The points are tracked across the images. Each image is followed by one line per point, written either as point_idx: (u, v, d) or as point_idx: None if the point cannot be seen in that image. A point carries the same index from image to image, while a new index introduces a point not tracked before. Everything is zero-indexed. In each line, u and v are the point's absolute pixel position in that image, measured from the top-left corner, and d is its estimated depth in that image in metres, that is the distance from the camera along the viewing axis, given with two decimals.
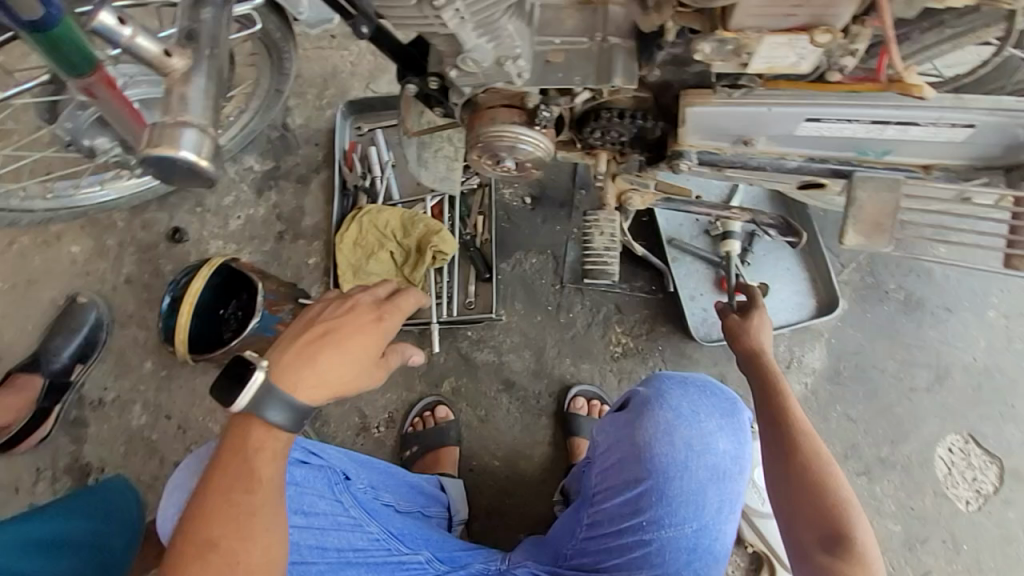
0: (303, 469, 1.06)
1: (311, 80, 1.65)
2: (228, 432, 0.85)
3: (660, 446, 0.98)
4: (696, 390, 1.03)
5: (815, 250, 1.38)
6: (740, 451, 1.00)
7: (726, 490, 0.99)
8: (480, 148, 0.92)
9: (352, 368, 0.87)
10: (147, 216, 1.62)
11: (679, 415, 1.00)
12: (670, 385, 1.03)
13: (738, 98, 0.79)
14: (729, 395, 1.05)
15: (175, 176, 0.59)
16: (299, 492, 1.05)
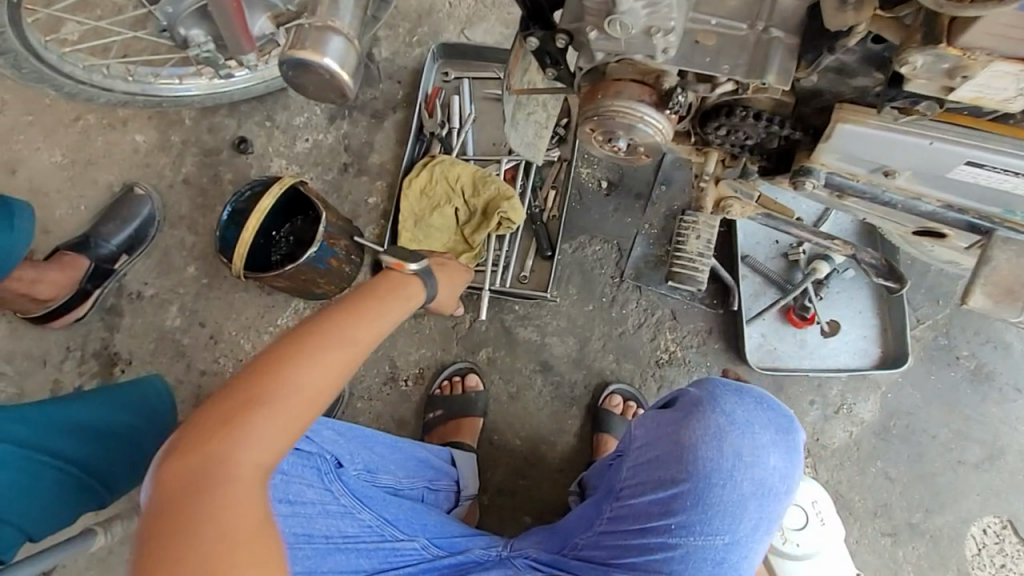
0: (293, 455, 0.99)
1: (406, 13, 1.58)
2: (377, 278, 0.89)
3: (707, 449, 0.93)
4: (753, 401, 0.97)
5: (892, 298, 1.31)
6: (789, 471, 0.95)
7: (766, 508, 0.94)
8: (596, 122, 0.84)
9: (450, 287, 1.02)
10: (216, 119, 1.58)
11: (732, 422, 0.94)
12: (726, 391, 0.98)
13: (899, 124, 0.72)
14: (785, 411, 0.99)
15: (310, 81, 0.61)
16: (285, 481, 0.97)
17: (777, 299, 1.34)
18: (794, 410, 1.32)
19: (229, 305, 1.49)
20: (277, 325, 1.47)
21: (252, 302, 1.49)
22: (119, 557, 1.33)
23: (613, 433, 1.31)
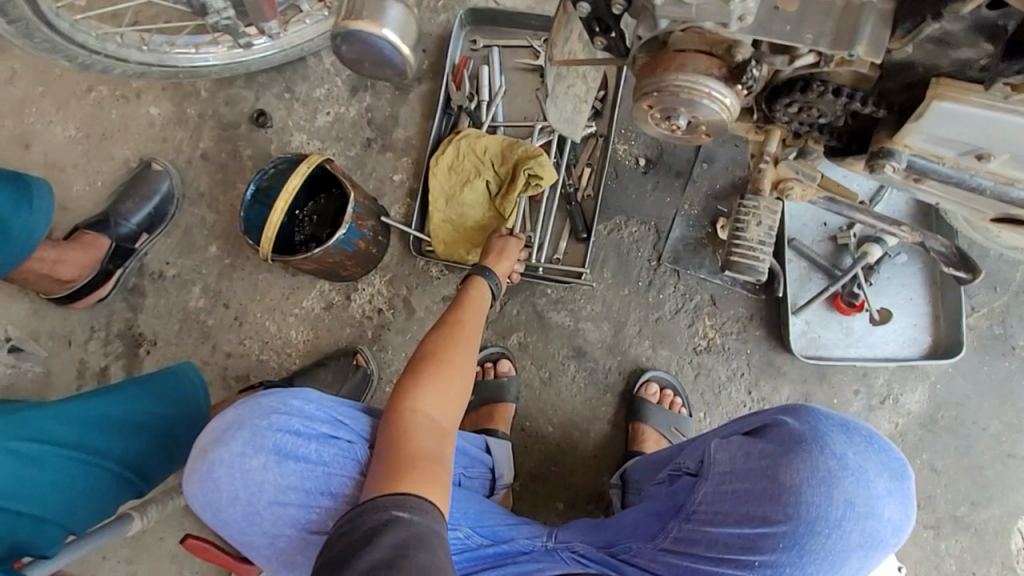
0: (335, 446, 0.93)
1: None
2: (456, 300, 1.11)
3: (812, 494, 0.86)
4: (864, 441, 0.90)
5: (946, 283, 1.25)
6: (901, 523, 0.88)
7: (869, 559, 0.88)
8: (657, 99, 0.77)
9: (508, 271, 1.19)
10: (233, 92, 1.51)
11: (841, 467, 0.87)
12: (834, 428, 0.90)
13: (1006, 102, 0.66)
14: (898, 454, 0.91)
15: (363, 47, 0.82)
16: (329, 474, 0.91)
17: (824, 285, 1.28)
18: (837, 399, 1.28)
19: (253, 286, 1.46)
20: (302, 306, 1.44)
21: (276, 283, 1.45)
22: (153, 536, 1.33)
23: (649, 422, 1.26)
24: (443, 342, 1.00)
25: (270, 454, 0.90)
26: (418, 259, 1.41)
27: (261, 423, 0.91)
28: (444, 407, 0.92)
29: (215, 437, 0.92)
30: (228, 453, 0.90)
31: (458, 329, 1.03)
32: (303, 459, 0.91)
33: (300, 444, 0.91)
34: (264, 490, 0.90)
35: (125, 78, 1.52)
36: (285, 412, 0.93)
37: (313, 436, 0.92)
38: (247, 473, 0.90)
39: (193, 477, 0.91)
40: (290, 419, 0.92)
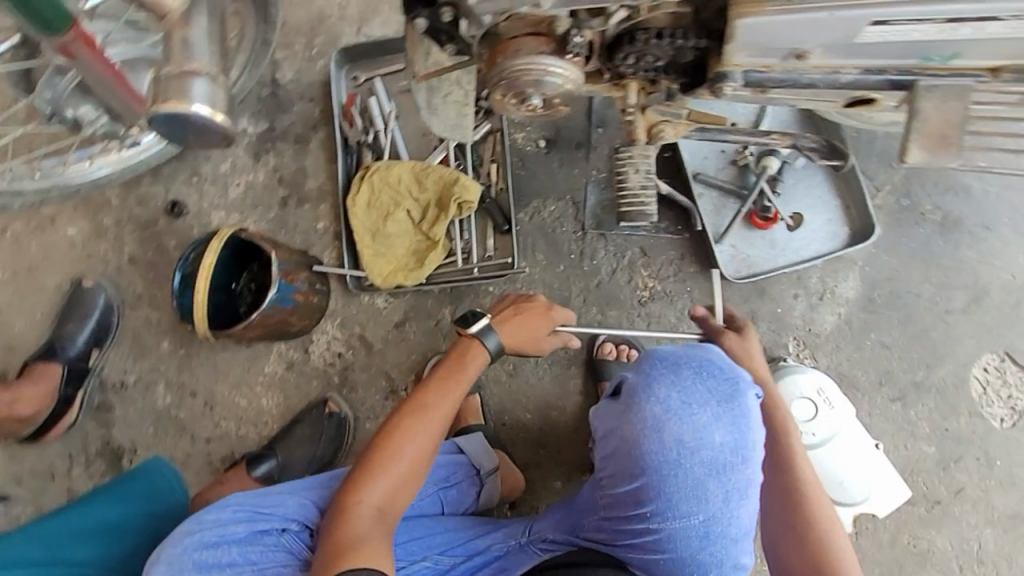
0: (257, 544, 0.98)
1: (298, 28, 1.52)
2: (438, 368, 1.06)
3: (649, 443, 0.92)
4: (691, 375, 0.95)
5: (849, 173, 1.31)
6: (741, 439, 0.94)
7: (732, 481, 0.94)
8: (505, 86, 0.83)
9: (526, 330, 1.13)
10: (142, 191, 1.54)
11: (669, 409, 0.93)
12: (661, 371, 0.95)
13: (795, 3, 0.70)
14: (727, 375, 0.97)
15: (186, 138, 0.55)
16: (258, 571, 0.96)
17: (738, 207, 1.35)
18: (781, 308, 1.34)
19: (214, 367, 1.48)
20: (265, 373, 1.46)
21: (235, 358, 1.47)
22: None
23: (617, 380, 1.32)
24: (404, 421, 0.99)
25: (193, 573, 0.96)
26: (362, 296, 1.45)
27: (177, 550, 0.98)
28: (389, 488, 0.95)
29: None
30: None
31: (421, 408, 1.01)
32: (230, 565, 0.97)
33: (220, 555, 0.97)
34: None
35: (35, 208, 1.53)
36: (201, 528, 1.00)
37: (231, 541, 0.98)
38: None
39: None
40: (205, 533, 0.99)
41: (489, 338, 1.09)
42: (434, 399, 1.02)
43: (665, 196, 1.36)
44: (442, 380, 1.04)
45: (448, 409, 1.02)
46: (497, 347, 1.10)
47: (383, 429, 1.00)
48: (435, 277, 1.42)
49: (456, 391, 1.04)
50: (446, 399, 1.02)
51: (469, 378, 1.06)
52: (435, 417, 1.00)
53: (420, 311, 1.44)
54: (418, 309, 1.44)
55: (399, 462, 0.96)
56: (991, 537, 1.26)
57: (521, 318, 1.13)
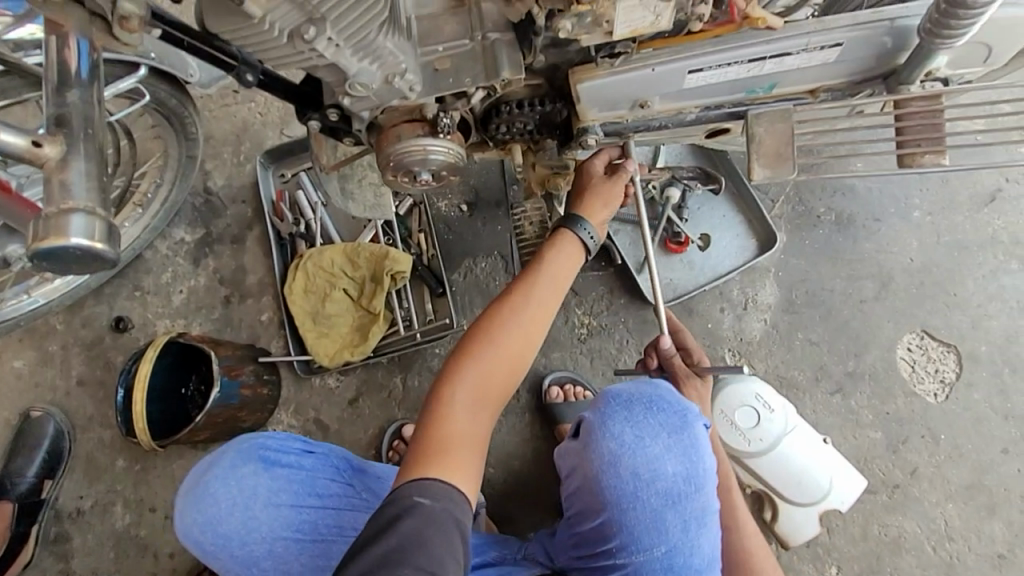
0: (315, 456, 1.02)
1: (224, 139, 1.63)
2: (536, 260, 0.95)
3: (607, 478, 0.92)
4: (642, 408, 0.95)
5: (743, 191, 1.41)
6: (694, 467, 0.93)
7: (690, 512, 0.92)
8: (393, 167, 0.92)
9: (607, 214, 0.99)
10: (86, 312, 1.56)
11: (623, 445, 0.92)
12: (614, 408, 0.95)
13: (620, 66, 0.81)
14: (678, 407, 0.96)
15: (72, 265, 0.57)
16: (312, 479, 1.00)
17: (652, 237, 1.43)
18: (710, 322, 1.40)
19: (172, 477, 1.46)
20: None
21: (192, 464, 1.46)
22: None
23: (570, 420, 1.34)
24: (498, 319, 0.90)
25: (258, 462, 0.97)
26: (312, 379, 1.47)
27: (248, 440, 0.99)
28: (485, 389, 0.88)
29: (194, 476, 0.99)
30: (221, 468, 0.97)
31: (516, 304, 0.91)
32: (288, 464, 0.99)
33: (285, 454, 1.00)
34: (258, 493, 0.96)
35: None
36: (267, 433, 1.01)
37: (292, 450, 1.01)
38: (241, 479, 0.96)
39: (190, 500, 0.96)
40: (270, 437, 1.00)
41: (585, 231, 0.96)
42: (535, 290, 0.92)
43: None
44: (543, 271, 0.93)
45: (548, 305, 0.93)
46: (594, 241, 0.97)
47: (477, 327, 0.91)
48: (381, 349, 1.45)
49: (557, 283, 0.94)
50: (544, 298, 0.93)
51: (569, 271, 0.95)
52: (533, 311, 0.92)
53: (370, 384, 1.46)
54: (369, 383, 1.46)
55: (495, 355, 0.89)
56: (955, 512, 1.27)
57: (600, 186, 0.98)
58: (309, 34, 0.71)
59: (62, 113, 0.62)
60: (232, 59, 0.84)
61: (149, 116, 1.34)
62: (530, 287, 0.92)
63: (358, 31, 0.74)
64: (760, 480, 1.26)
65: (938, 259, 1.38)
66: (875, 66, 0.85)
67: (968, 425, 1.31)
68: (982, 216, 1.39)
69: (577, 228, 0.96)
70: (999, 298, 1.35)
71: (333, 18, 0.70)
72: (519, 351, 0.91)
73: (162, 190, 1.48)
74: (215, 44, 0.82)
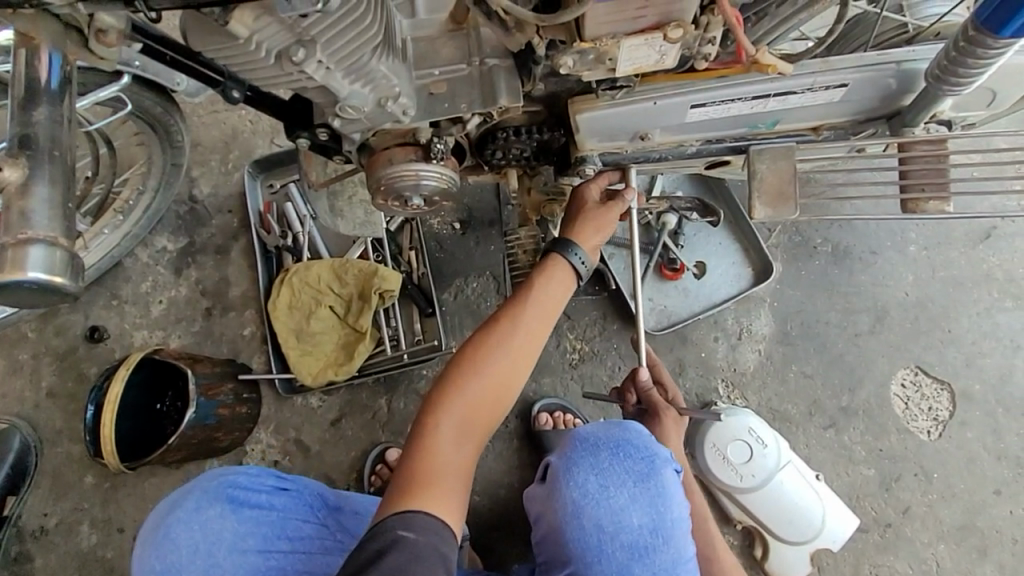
0: (288, 494, 0.98)
1: (212, 146, 1.58)
2: (530, 279, 0.90)
3: (570, 529, 0.91)
4: (610, 454, 0.94)
5: (740, 220, 1.39)
6: (660, 518, 0.91)
7: (658, 566, 0.90)
8: (384, 192, 0.89)
9: (598, 235, 0.93)
10: (60, 320, 1.51)
11: (586, 494, 0.91)
12: (580, 454, 0.94)
13: (621, 98, 0.78)
14: (645, 453, 0.95)
15: (29, 299, 0.53)
16: (282, 519, 0.95)
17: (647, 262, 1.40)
18: (704, 352, 1.38)
19: (143, 496, 1.40)
20: None
21: (165, 483, 1.40)
22: None
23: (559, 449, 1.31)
24: (488, 342, 0.85)
25: (224, 502, 0.93)
26: (294, 398, 1.42)
27: (215, 479, 0.95)
28: (474, 417, 0.83)
29: (161, 512, 0.95)
30: (185, 510, 0.92)
31: (508, 327, 0.86)
32: (258, 505, 0.95)
33: (255, 494, 0.95)
34: (223, 538, 0.91)
35: None
36: (235, 472, 0.97)
37: (261, 491, 0.96)
38: (206, 523, 0.91)
39: (151, 543, 0.91)
40: (238, 476, 0.96)
41: (576, 255, 0.91)
42: (526, 313, 0.87)
43: None
44: (537, 294, 0.88)
45: (539, 329, 0.88)
46: (585, 265, 0.92)
47: (467, 349, 0.86)
48: (367, 369, 1.41)
49: (552, 304, 0.89)
50: (537, 320, 0.88)
51: (561, 295, 0.90)
52: (524, 335, 0.87)
53: (354, 405, 1.42)
54: (353, 404, 1.42)
55: (485, 381, 0.84)
56: (947, 553, 1.26)
57: (594, 215, 0.92)
58: (298, 56, 0.67)
59: (27, 132, 0.57)
60: (217, 74, 0.80)
61: (133, 122, 1.29)
62: (520, 310, 0.87)
63: (350, 54, 0.70)
64: (751, 517, 1.24)
65: (933, 294, 1.37)
66: (879, 107, 0.83)
67: (961, 464, 1.29)
68: (977, 253, 1.38)
69: (567, 253, 0.90)
70: (993, 336, 1.34)
71: (324, 40, 0.67)
72: (509, 377, 0.85)
73: (145, 197, 1.43)
74: (199, 58, 0.78)
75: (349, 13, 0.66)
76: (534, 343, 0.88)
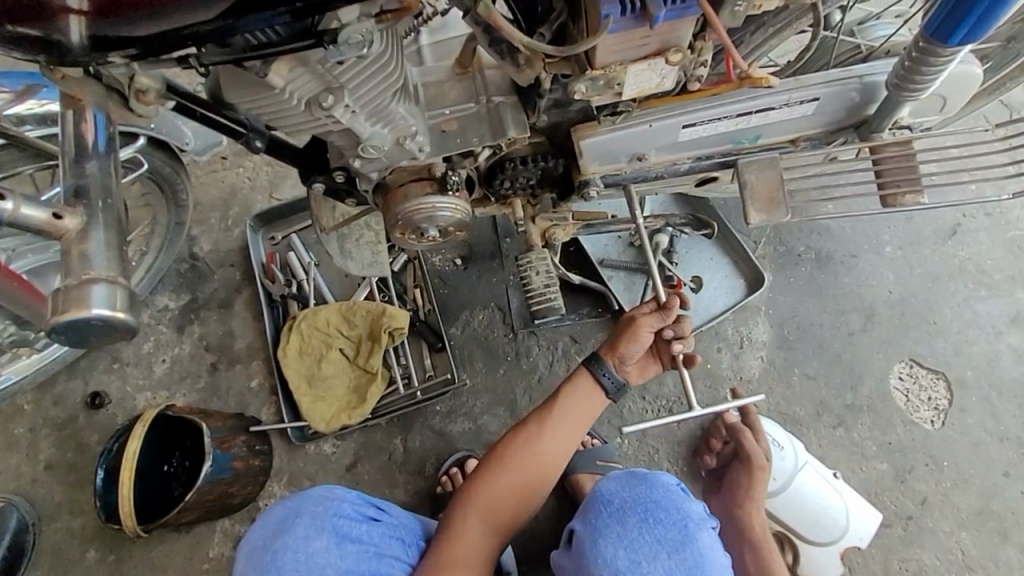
0: (380, 527, 1.03)
1: (212, 204, 1.62)
2: (558, 392, 1.08)
3: None
4: (638, 522, 0.94)
5: (727, 234, 1.47)
6: None
7: None
8: (402, 226, 0.94)
9: (628, 343, 1.07)
10: (58, 390, 1.47)
11: (618, 571, 0.91)
12: (606, 522, 0.95)
13: (620, 123, 0.87)
14: (675, 518, 0.95)
15: (91, 337, 0.56)
16: (376, 553, 0.99)
17: (646, 281, 1.45)
18: (709, 362, 1.42)
19: (151, 566, 1.34)
20: (210, 558, 1.34)
21: (174, 550, 1.34)
22: None
23: (580, 470, 1.31)
24: (518, 444, 1.05)
25: (330, 534, 0.96)
26: (307, 446, 1.40)
27: (323, 508, 0.98)
28: (499, 510, 1.02)
29: (268, 528, 0.98)
30: (295, 537, 0.95)
31: (538, 433, 1.05)
32: (357, 539, 0.98)
33: (356, 526, 0.99)
34: (326, 574, 0.92)
35: None
36: (337, 498, 1.01)
37: (363, 520, 1.01)
38: (313, 555, 0.93)
39: (259, 566, 0.93)
40: (341, 504, 1.00)
41: (606, 376, 1.08)
42: (549, 427, 1.05)
43: (578, 286, 1.47)
44: (563, 403, 1.07)
45: (564, 440, 1.06)
46: (612, 383, 1.08)
47: (501, 447, 1.06)
48: (379, 410, 1.40)
49: (577, 418, 1.07)
50: (563, 431, 1.06)
51: (586, 409, 1.08)
52: (547, 449, 1.05)
53: (369, 448, 1.40)
54: (368, 446, 1.40)
55: (510, 487, 1.03)
56: (970, 540, 1.28)
57: (624, 336, 1.07)
58: (327, 102, 0.73)
59: (80, 184, 0.61)
60: (242, 127, 0.85)
61: (140, 184, 1.33)
62: (545, 423, 1.06)
63: (374, 99, 0.76)
64: (778, 522, 1.25)
65: (914, 289, 1.46)
66: (847, 118, 0.93)
67: (968, 450, 1.34)
68: (947, 248, 1.48)
69: (598, 373, 1.07)
70: (976, 323, 1.42)
71: (351, 87, 0.73)
72: (533, 483, 1.04)
73: (148, 257, 1.44)
74: (224, 113, 0.83)
75: (378, 62, 0.72)
76: (560, 453, 1.06)
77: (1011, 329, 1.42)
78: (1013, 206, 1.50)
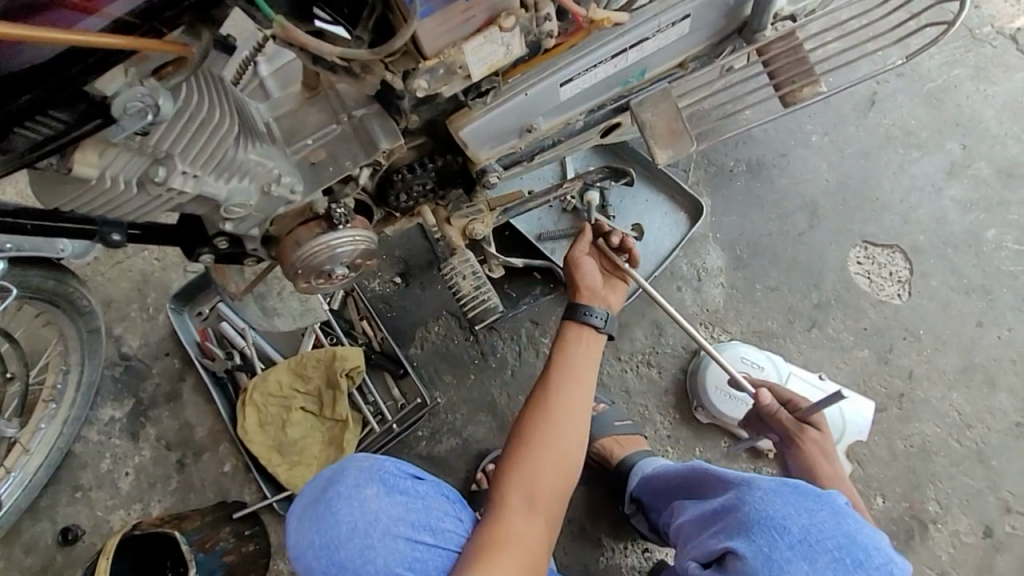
0: (426, 484, 0.94)
1: (126, 297, 1.50)
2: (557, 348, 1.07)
3: None
4: (833, 563, 0.81)
5: (655, 172, 1.42)
6: None
7: None
8: (303, 274, 0.86)
9: (582, 270, 1.12)
10: (24, 538, 1.37)
11: None
12: (789, 556, 0.82)
13: (493, 102, 0.80)
14: (880, 562, 0.82)
15: None
16: (426, 508, 0.91)
17: None
18: (673, 304, 1.39)
19: None
20: None
21: None
22: None
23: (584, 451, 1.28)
24: (535, 414, 1.01)
25: (380, 483, 0.89)
26: None
27: (370, 459, 0.91)
28: (535, 480, 0.97)
29: (313, 516, 0.87)
30: (345, 485, 0.88)
31: (551, 395, 1.03)
32: (406, 491, 0.91)
33: (404, 479, 0.91)
34: (379, 520, 0.86)
35: None
36: (383, 456, 0.93)
37: (411, 475, 0.93)
38: (365, 502, 0.87)
39: (309, 517, 0.88)
40: (388, 461, 0.92)
41: (591, 314, 1.08)
42: (556, 385, 1.03)
43: (524, 269, 1.40)
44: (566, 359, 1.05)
45: (579, 397, 1.03)
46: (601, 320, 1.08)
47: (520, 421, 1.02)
48: None
49: (583, 370, 1.05)
50: (574, 389, 1.04)
51: (589, 358, 1.07)
52: (562, 408, 1.02)
53: None
54: None
55: (542, 459, 0.98)
56: (962, 399, 1.29)
57: (579, 271, 1.12)
58: (160, 174, 0.67)
59: None
60: (90, 224, 0.74)
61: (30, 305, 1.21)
62: (552, 384, 1.04)
63: (212, 155, 0.70)
64: None
65: (848, 171, 1.44)
66: (725, 24, 0.87)
67: (938, 312, 1.34)
68: (870, 120, 1.46)
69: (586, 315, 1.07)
70: (915, 187, 1.41)
71: (178, 151, 0.67)
72: (563, 446, 1.00)
73: (71, 375, 1.33)
74: (63, 216, 0.73)
75: (194, 119, 0.66)
76: (576, 407, 1.02)
77: (950, 182, 1.41)
78: (922, 59, 1.48)
